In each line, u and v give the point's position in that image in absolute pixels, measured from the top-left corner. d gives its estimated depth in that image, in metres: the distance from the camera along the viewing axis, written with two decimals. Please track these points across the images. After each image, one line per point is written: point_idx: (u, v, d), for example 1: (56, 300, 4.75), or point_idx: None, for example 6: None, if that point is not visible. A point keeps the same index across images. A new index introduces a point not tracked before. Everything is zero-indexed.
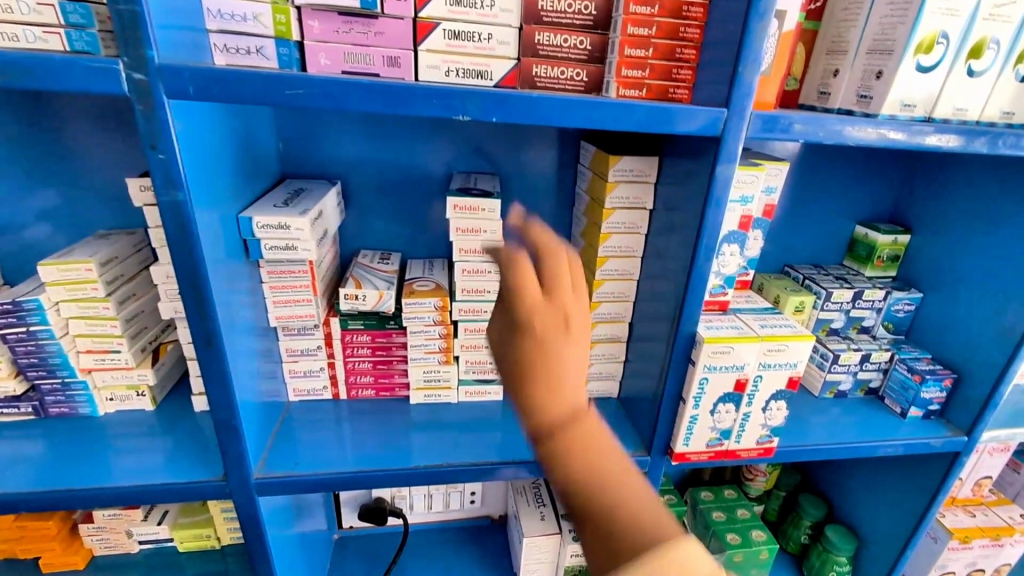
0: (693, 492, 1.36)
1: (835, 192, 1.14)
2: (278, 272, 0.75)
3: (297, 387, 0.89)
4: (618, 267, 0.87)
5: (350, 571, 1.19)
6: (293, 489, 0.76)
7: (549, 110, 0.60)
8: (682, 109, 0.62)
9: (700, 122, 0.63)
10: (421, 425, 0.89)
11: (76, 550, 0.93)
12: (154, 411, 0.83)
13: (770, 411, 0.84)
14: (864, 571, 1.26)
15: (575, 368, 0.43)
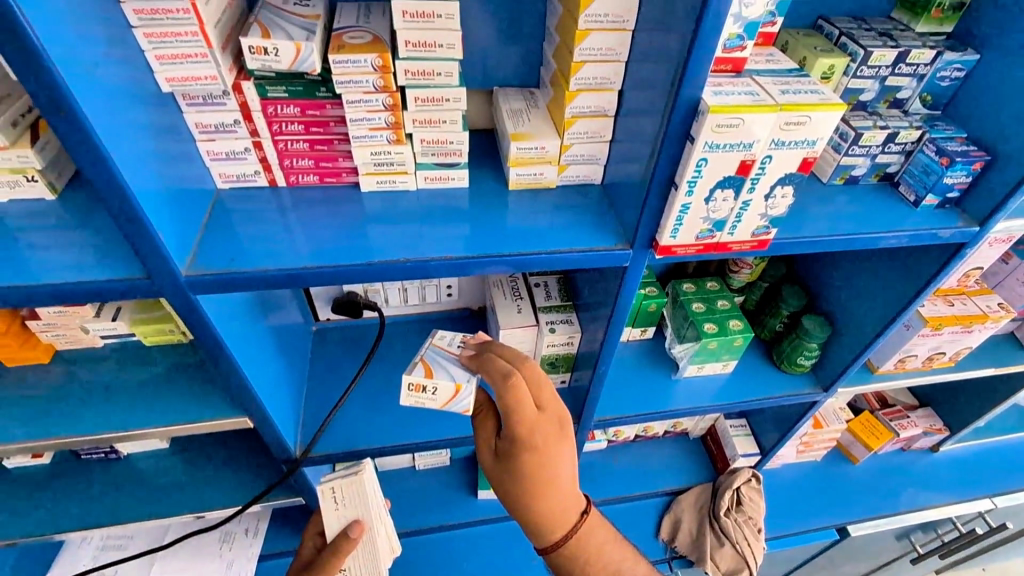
0: (675, 285, 1.34)
1: None
2: (151, 13, 0.56)
3: (224, 173, 0.76)
4: (609, 10, 0.67)
5: (332, 359, 1.22)
6: (233, 286, 0.69)
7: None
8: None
9: None
10: (375, 217, 0.79)
11: (34, 346, 0.92)
12: (58, 200, 0.72)
13: (772, 199, 0.72)
14: (832, 356, 1.31)
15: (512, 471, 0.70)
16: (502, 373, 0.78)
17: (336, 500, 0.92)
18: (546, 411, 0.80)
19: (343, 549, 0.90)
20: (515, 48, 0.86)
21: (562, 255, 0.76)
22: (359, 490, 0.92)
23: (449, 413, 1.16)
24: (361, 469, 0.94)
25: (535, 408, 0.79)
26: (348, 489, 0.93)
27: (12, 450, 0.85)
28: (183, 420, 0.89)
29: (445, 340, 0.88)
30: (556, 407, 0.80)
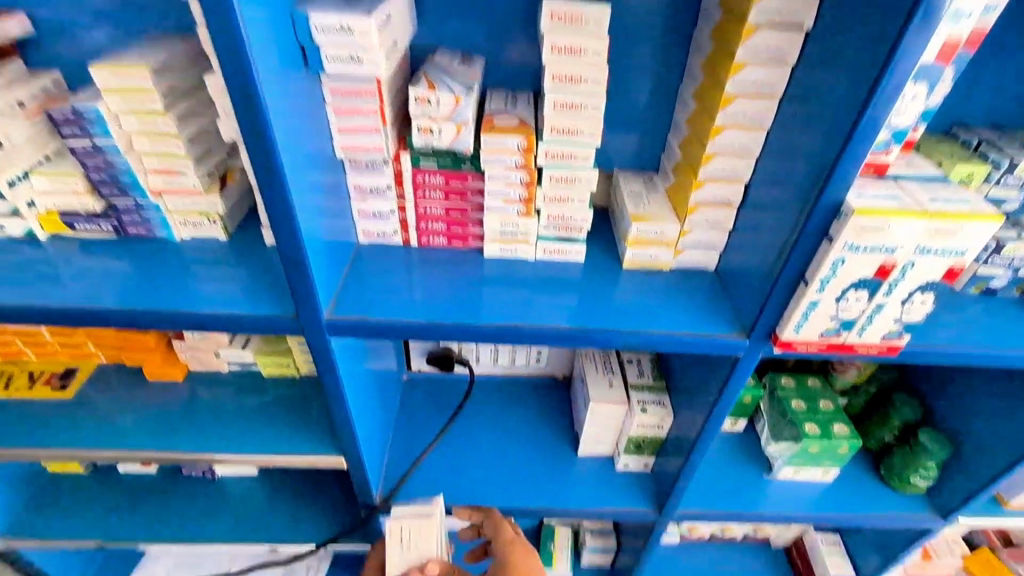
0: (772, 377, 1.27)
1: None
2: (344, 92, 0.65)
3: (366, 228, 0.84)
4: (747, 110, 0.70)
5: (419, 409, 1.25)
6: (365, 333, 0.74)
7: None
8: None
9: None
10: (494, 281, 0.83)
11: (172, 364, 1.01)
12: (228, 241, 0.81)
13: (909, 305, 0.69)
14: (953, 479, 1.18)
15: None
16: None
17: (401, 542, 0.87)
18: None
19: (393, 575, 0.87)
20: (638, 136, 0.91)
21: (676, 337, 0.76)
22: (423, 536, 0.88)
23: (525, 482, 1.14)
24: (434, 512, 0.91)
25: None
26: (416, 532, 0.88)
27: (139, 457, 0.93)
28: (284, 453, 0.94)
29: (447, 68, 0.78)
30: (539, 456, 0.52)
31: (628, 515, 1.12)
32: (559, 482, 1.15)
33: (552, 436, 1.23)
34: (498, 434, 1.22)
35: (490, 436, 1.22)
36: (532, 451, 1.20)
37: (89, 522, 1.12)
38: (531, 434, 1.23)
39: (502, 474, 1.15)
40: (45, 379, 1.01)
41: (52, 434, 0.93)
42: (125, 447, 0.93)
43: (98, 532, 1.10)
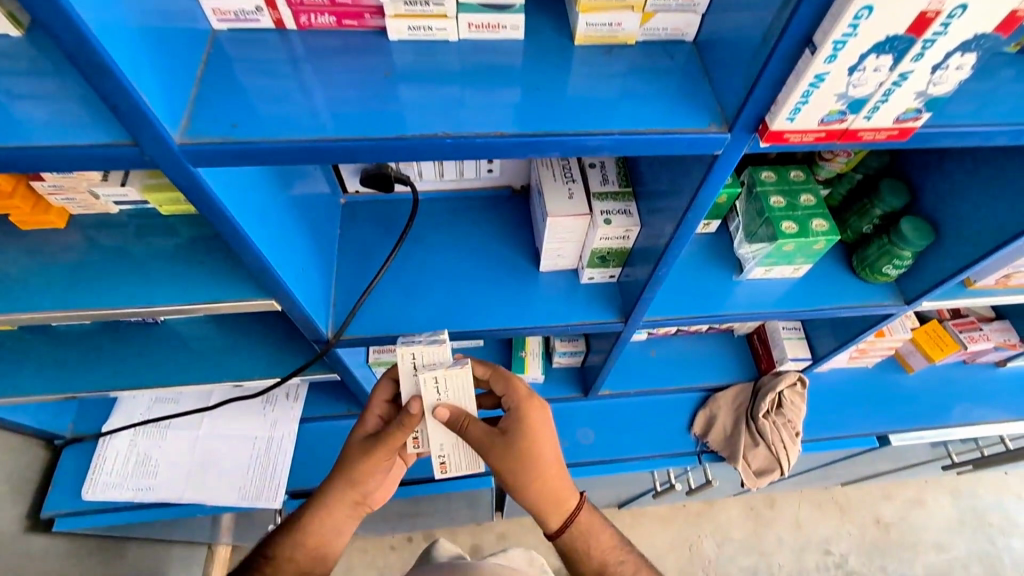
0: (752, 172, 1.13)
1: None
2: None
3: (217, 8, 0.60)
4: None
5: (363, 235, 1.13)
6: (242, 158, 0.58)
7: None
8: None
9: None
10: (406, 76, 0.63)
11: (47, 211, 0.85)
12: (26, 39, 0.59)
13: (942, 71, 0.53)
14: (926, 267, 1.14)
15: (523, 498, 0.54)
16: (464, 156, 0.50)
17: (437, 388, 0.84)
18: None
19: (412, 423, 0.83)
20: None
21: (640, 137, 0.60)
22: (456, 384, 0.84)
23: (484, 302, 1.09)
24: (467, 360, 0.86)
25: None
26: (451, 380, 0.84)
27: (41, 318, 0.82)
28: (209, 299, 0.85)
29: None
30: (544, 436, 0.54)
31: (593, 328, 1.09)
32: (520, 300, 1.10)
33: (512, 252, 1.14)
34: (454, 256, 1.13)
35: (444, 259, 1.13)
36: (490, 270, 1.12)
37: (36, 378, 1.08)
38: (489, 253, 1.14)
39: (460, 298, 1.09)
40: None
41: None
42: (27, 309, 0.82)
43: (48, 386, 1.07)
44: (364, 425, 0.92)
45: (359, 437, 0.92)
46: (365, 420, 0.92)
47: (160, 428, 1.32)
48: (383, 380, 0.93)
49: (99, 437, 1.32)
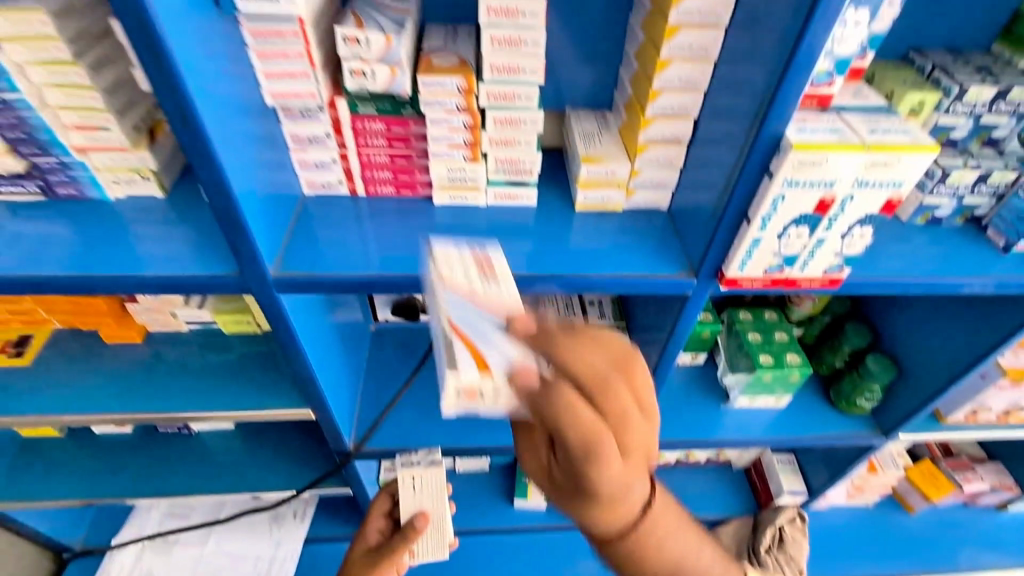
0: (731, 313, 1.31)
1: None
2: (265, 34, 0.61)
3: (310, 180, 0.81)
4: (694, 42, 0.67)
5: (387, 358, 1.27)
6: (316, 288, 0.74)
7: None
8: None
9: None
10: (446, 230, 0.82)
11: (130, 327, 1.00)
12: (166, 198, 0.79)
13: (849, 239, 0.71)
14: (895, 400, 1.25)
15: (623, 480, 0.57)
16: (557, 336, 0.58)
17: (415, 487, 1.02)
18: (607, 420, 0.56)
19: (416, 535, 0.92)
20: (588, 72, 0.89)
21: (625, 280, 0.77)
22: (432, 480, 1.03)
23: (493, 421, 1.18)
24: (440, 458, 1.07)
25: (580, 401, 0.55)
26: (427, 476, 1.03)
27: (106, 420, 0.93)
28: (254, 407, 0.96)
29: None
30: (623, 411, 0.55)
31: None
32: None
33: None
34: None
35: None
36: None
37: (68, 481, 1.13)
38: None
39: (471, 417, 1.18)
40: None
41: (15, 401, 0.93)
42: (96, 410, 0.93)
43: (77, 491, 1.12)
44: (364, 540, 0.99)
45: (361, 551, 0.99)
46: (364, 536, 1.00)
47: (167, 543, 1.31)
48: (377, 496, 1.04)
49: (108, 550, 1.31)
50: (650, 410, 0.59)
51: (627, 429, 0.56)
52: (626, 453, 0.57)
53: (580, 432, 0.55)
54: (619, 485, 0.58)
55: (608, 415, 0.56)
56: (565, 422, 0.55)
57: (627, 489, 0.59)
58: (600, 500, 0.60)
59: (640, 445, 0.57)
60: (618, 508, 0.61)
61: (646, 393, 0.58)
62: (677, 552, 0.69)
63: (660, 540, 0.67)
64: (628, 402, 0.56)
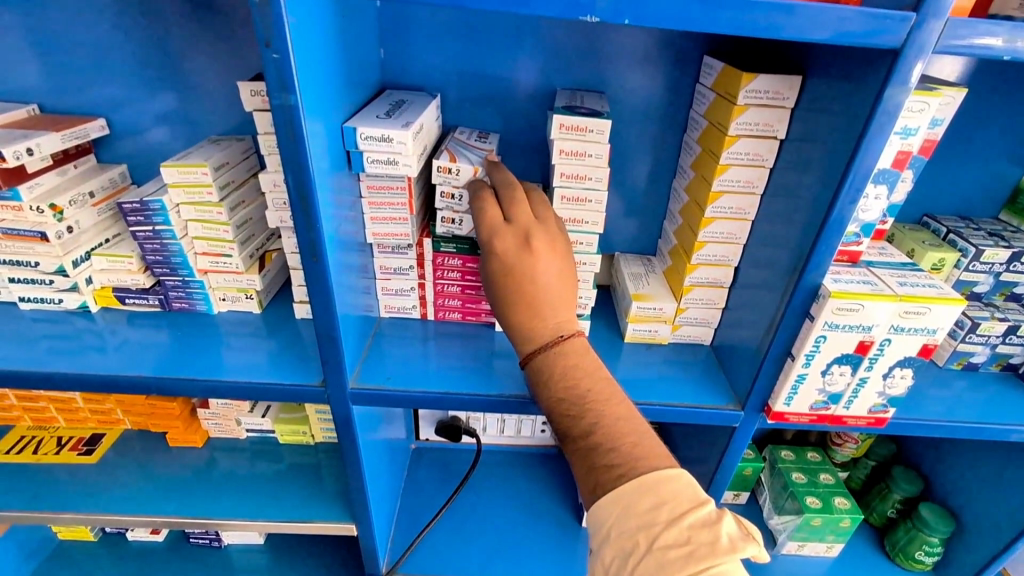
0: (772, 451, 1.30)
1: (1017, 118, 0.92)
2: (378, 187, 0.75)
3: (388, 304, 0.91)
4: (734, 204, 0.79)
5: (426, 478, 1.27)
6: (385, 401, 0.79)
7: (668, 13, 0.54)
8: (811, 9, 0.53)
9: (831, 33, 0.54)
10: (505, 353, 0.89)
11: (194, 431, 1.06)
12: (261, 314, 0.89)
13: (891, 379, 0.75)
14: (958, 555, 1.18)
15: (596, 375, 0.63)
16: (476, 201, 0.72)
17: None
18: (513, 224, 0.69)
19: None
20: (635, 223, 1.02)
21: (675, 409, 0.81)
22: None
23: (530, 552, 1.14)
24: None
25: (501, 220, 0.70)
26: None
27: (156, 523, 0.94)
28: (300, 520, 0.96)
29: (463, 135, 0.88)
30: (524, 220, 0.68)
31: None
32: (564, 554, 1.15)
33: (557, 506, 1.24)
34: (504, 504, 1.24)
35: (496, 506, 1.23)
36: (537, 520, 1.21)
37: None
38: (536, 504, 1.24)
39: (507, 547, 1.15)
40: (71, 445, 1.04)
41: (73, 498, 0.96)
42: (148, 512, 0.95)
43: None
44: None
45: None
46: None
47: None
48: None
49: None
50: (565, 263, 0.69)
51: (581, 355, 0.64)
52: (551, 292, 0.67)
53: (505, 258, 0.67)
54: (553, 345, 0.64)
55: (517, 224, 0.69)
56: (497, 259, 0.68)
57: (571, 369, 0.63)
58: (540, 375, 0.65)
59: (547, 281, 0.67)
60: (563, 374, 0.63)
61: (547, 215, 0.73)
62: (680, 486, 0.54)
63: (624, 446, 0.58)
64: (553, 230, 0.70)
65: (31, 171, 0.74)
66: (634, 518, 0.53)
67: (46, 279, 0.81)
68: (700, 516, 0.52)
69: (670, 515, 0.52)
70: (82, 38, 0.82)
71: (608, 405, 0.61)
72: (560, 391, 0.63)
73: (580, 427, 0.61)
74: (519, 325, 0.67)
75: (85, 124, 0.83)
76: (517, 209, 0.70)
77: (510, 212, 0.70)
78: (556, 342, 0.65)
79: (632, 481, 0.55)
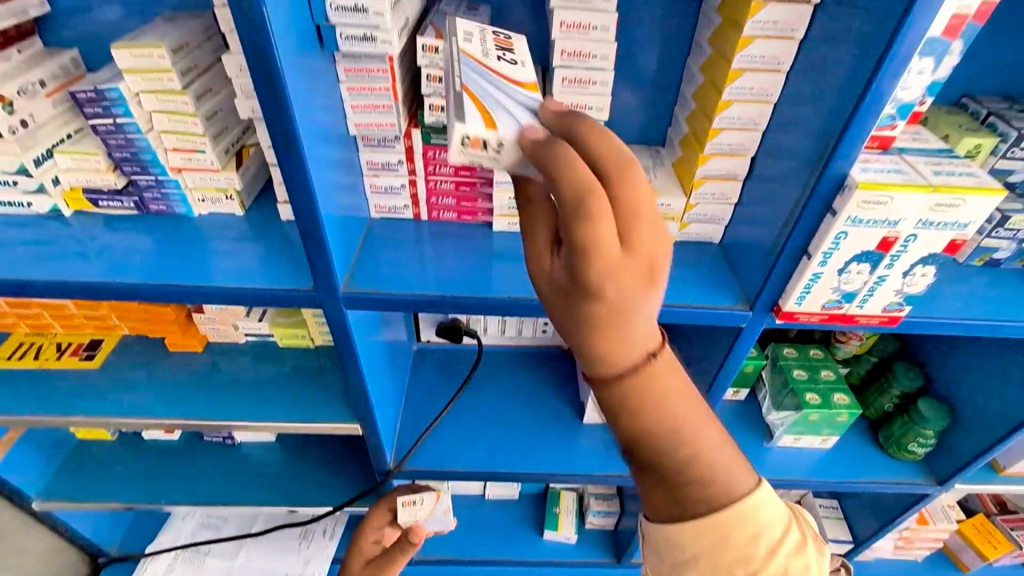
0: (775, 348, 1.29)
1: None
2: (356, 70, 0.67)
3: (378, 204, 0.86)
4: (755, 84, 0.70)
5: (429, 379, 1.29)
6: (382, 305, 0.77)
7: None
8: None
9: None
10: (503, 255, 0.85)
11: (192, 336, 1.06)
12: (245, 216, 0.84)
13: (911, 277, 0.71)
14: (951, 447, 1.21)
15: None
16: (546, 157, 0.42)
17: None
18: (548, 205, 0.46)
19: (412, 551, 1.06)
20: (644, 111, 0.93)
21: (681, 309, 0.78)
22: None
23: (533, 445, 1.19)
24: None
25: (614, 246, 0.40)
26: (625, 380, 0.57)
27: (165, 425, 0.97)
28: (306, 420, 0.99)
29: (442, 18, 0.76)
30: (648, 249, 0.40)
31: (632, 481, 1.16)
32: (565, 448, 1.19)
33: (558, 403, 1.27)
34: (507, 402, 1.26)
35: (498, 403, 1.26)
36: (539, 416, 1.24)
37: (117, 484, 1.18)
38: (538, 401, 1.27)
39: (509, 441, 1.19)
40: (72, 351, 1.05)
41: (81, 402, 0.98)
42: (157, 415, 0.97)
43: (125, 495, 1.16)
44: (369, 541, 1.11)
45: (357, 563, 1.13)
46: (365, 539, 1.10)
47: (200, 554, 1.35)
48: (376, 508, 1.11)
49: (141, 559, 1.35)
50: (662, 240, 0.42)
51: (671, 374, 0.46)
52: (641, 329, 0.43)
53: (610, 292, 0.41)
54: (638, 367, 0.45)
55: (633, 244, 0.41)
56: (578, 213, 0.39)
57: (660, 403, 0.46)
58: (615, 402, 0.47)
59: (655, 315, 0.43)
60: (643, 410, 0.46)
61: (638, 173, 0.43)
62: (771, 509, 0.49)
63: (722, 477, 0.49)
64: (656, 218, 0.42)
65: None
66: (731, 552, 0.48)
67: (9, 181, 0.75)
68: (784, 548, 0.48)
69: (767, 547, 0.48)
70: None
71: (662, 371, 0.45)
72: (618, 355, 0.44)
73: (674, 457, 0.48)
74: (598, 292, 0.40)
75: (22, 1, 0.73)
76: (621, 188, 0.41)
77: (616, 209, 0.41)
78: (648, 361, 0.45)
79: (722, 518, 0.48)
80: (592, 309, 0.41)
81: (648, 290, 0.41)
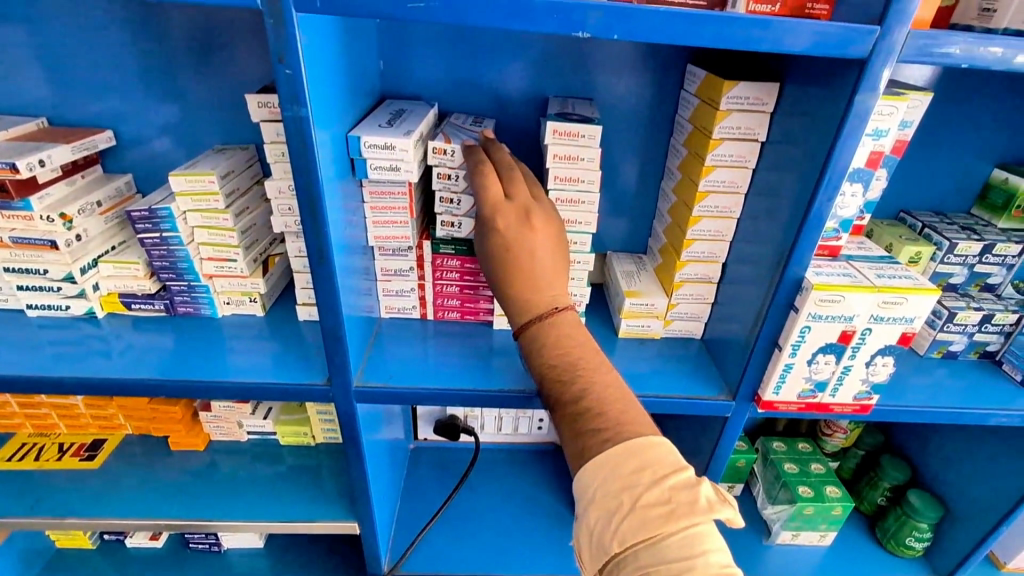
0: (765, 442, 1.33)
1: (982, 120, 0.97)
2: (379, 193, 0.78)
3: (389, 305, 0.94)
4: (720, 203, 0.82)
5: (425, 478, 1.29)
6: (390, 398, 0.82)
7: (655, 28, 0.56)
8: (789, 24, 0.56)
9: (806, 43, 0.57)
10: (503, 351, 0.91)
11: (196, 434, 1.08)
12: (264, 317, 0.91)
13: (874, 367, 0.79)
14: (948, 541, 1.21)
15: None
16: (476, 171, 0.72)
17: None
18: (513, 201, 0.70)
19: None
20: (626, 224, 1.05)
21: (669, 399, 0.84)
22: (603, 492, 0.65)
23: (530, 546, 1.17)
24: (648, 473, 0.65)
25: (502, 196, 0.70)
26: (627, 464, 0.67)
27: (159, 526, 0.95)
28: (304, 520, 0.98)
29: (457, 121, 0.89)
30: (525, 196, 0.70)
31: None
32: (564, 548, 1.17)
33: (554, 501, 1.27)
34: (504, 501, 1.26)
35: (495, 502, 1.25)
36: (536, 515, 1.23)
37: None
38: (535, 499, 1.27)
39: (507, 542, 1.17)
40: (73, 451, 1.05)
41: (77, 502, 0.97)
42: (152, 516, 0.96)
43: None
44: None
45: None
46: None
47: None
48: None
49: None
50: (560, 234, 0.70)
51: (575, 326, 0.65)
52: (542, 274, 0.67)
53: (506, 231, 0.68)
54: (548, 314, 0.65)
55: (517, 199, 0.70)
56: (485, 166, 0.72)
57: (565, 337, 0.64)
58: (533, 344, 0.65)
59: (544, 255, 0.68)
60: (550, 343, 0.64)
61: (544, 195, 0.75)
62: (664, 452, 0.55)
63: (612, 411, 0.58)
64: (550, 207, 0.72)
65: (41, 183, 0.77)
66: (618, 480, 0.54)
67: (54, 286, 0.83)
68: (680, 483, 0.52)
69: (651, 478, 0.53)
70: (89, 53, 0.85)
71: (565, 319, 0.65)
72: (532, 298, 0.66)
73: (571, 394, 0.60)
74: (495, 227, 0.68)
75: (92, 136, 0.86)
76: (518, 186, 0.72)
77: (510, 187, 0.71)
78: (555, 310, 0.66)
79: (619, 445, 0.55)
80: (495, 243, 0.68)
81: (540, 224, 0.68)
